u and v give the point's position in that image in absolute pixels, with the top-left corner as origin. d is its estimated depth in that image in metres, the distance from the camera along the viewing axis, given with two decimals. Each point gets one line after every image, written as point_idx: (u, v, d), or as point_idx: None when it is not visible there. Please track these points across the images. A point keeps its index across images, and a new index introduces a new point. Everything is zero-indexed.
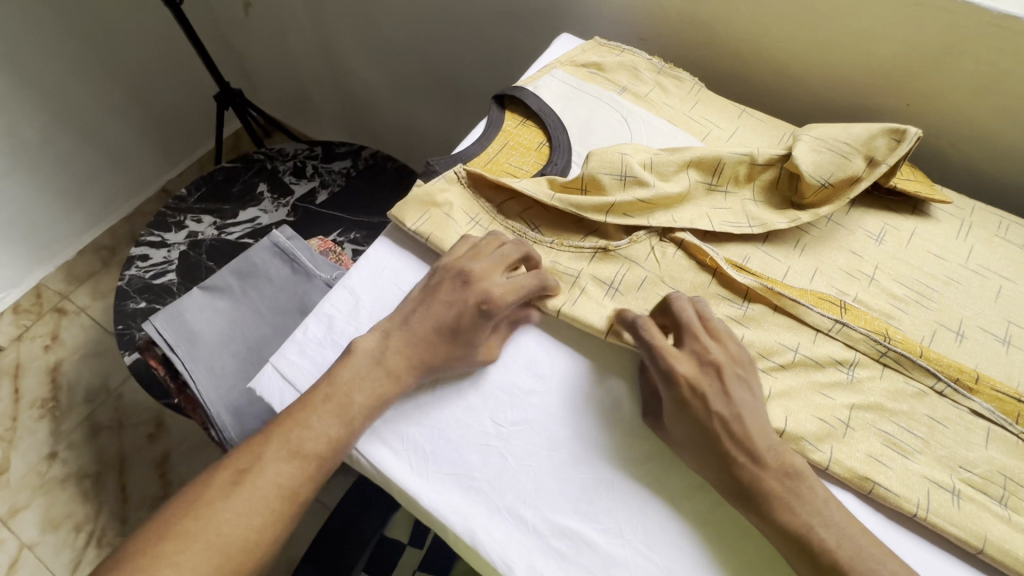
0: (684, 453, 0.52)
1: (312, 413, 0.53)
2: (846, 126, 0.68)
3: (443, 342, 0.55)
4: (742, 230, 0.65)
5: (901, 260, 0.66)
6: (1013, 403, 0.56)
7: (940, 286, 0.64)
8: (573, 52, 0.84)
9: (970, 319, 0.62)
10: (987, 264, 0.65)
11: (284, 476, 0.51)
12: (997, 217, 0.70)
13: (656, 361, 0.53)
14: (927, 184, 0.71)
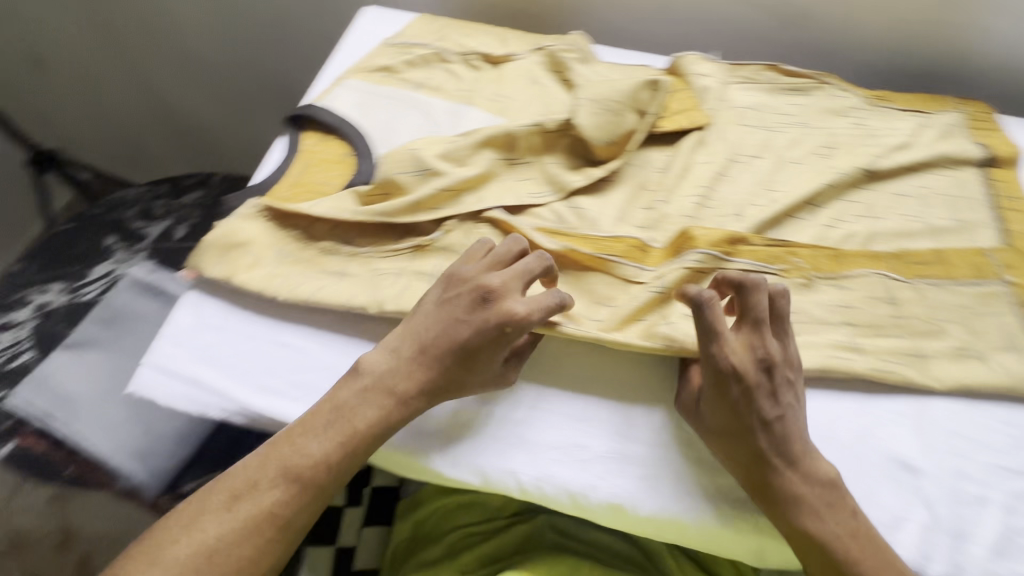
0: (712, 435, 0.55)
1: (349, 413, 0.54)
2: (614, 82, 0.72)
3: (416, 363, 0.56)
4: (546, 199, 0.69)
5: (689, 179, 0.71)
6: (763, 250, 0.65)
7: (722, 159, 0.73)
8: (363, 59, 0.83)
9: (742, 198, 0.70)
10: (752, 122, 0.78)
11: (226, 514, 0.51)
12: (755, 89, 0.81)
13: (733, 351, 0.54)
14: (689, 109, 0.77)
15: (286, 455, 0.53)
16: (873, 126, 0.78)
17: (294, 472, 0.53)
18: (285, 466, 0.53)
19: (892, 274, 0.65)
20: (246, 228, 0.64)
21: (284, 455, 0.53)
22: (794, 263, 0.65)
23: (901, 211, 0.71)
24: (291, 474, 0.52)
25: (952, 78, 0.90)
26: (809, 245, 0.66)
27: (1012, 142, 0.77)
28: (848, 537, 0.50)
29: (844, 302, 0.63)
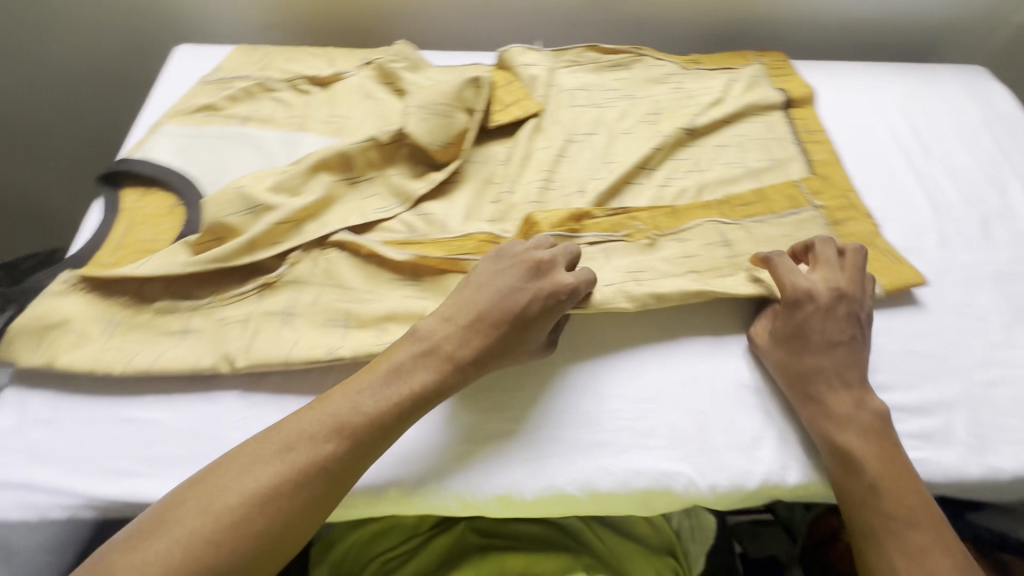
0: (779, 351, 0.58)
1: (411, 360, 0.53)
2: (438, 85, 0.73)
3: (498, 329, 0.55)
4: (393, 212, 0.69)
5: (529, 167, 0.74)
6: (607, 220, 0.69)
7: (559, 143, 0.76)
8: (180, 102, 0.78)
9: (582, 175, 0.74)
10: (583, 103, 0.81)
11: (276, 466, 0.47)
12: (580, 71, 0.86)
13: (803, 281, 0.60)
14: (520, 99, 0.80)
15: (337, 412, 0.50)
16: (689, 88, 0.85)
17: (346, 431, 0.50)
18: (337, 422, 0.50)
19: (723, 218, 0.70)
20: (62, 305, 0.59)
21: (338, 412, 0.50)
22: (635, 226, 0.68)
23: (723, 161, 0.77)
24: (346, 433, 0.49)
25: (753, 34, 0.99)
26: (646, 207, 0.71)
27: (805, 84, 0.87)
28: (881, 462, 0.53)
29: (685, 253, 0.66)
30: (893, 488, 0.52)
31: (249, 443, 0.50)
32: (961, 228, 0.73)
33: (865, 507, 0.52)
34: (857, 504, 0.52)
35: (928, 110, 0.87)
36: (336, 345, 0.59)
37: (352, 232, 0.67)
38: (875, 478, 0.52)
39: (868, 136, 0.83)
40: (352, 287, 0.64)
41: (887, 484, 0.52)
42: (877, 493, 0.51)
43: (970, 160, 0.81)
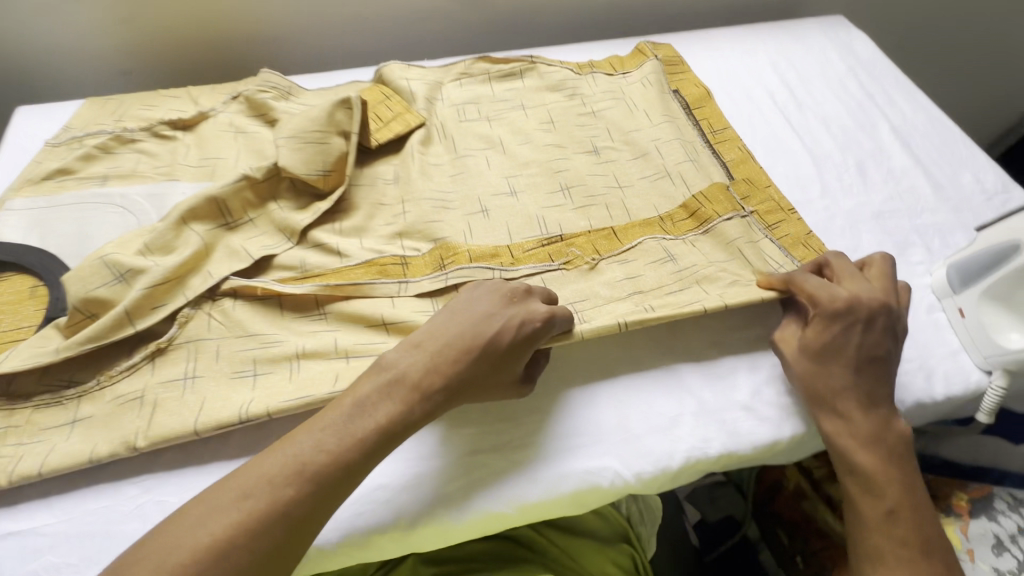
0: (808, 364, 0.56)
1: (378, 394, 0.48)
2: (306, 112, 0.69)
3: (473, 359, 0.50)
4: (285, 249, 0.65)
5: (419, 183, 0.72)
6: (540, 249, 0.66)
7: (445, 158, 0.76)
8: (26, 170, 0.71)
9: (475, 185, 0.72)
10: (469, 116, 0.80)
11: (229, 515, 0.41)
12: (460, 79, 0.84)
13: (836, 293, 0.57)
14: (399, 112, 0.77)
15: (299, 452, 0.44)
16: (571, 78, 0.85)
17: (310, 474, 0.44)
18: (298, 465, 0.44)
19: (665, 233, 0.68)
20: None
21: (298, 453, 0.44)
22: (572, 254, 0.66)
23: (613, 146, 0.77)
24: (308, 476, 0.44)
25: (629, 15, 1.01)
26: (585, 231, 0.68)
27: (679, 57, 0.88)
28: (901, 486, 0.53)
29: (625, 276, 0.64)
30: (911, 513, 0.52)
31: (202, 495, 0.43)
32: (840, 174, 0.76)
33: (879, 531, 0.51)
34: (869, 526, 0.52)
35: (799, 66, 0.90)
36: (246, 402, 0.54)
37: (241, 277, 0.62)
38: (893, 502, 0.52)
39: (747, 99, 0.85)
40: (262, 332, 0.58)
41: (907, 510, 0.52)
42: (891, 519, 0.51)
43: (842, 108, 0.84)
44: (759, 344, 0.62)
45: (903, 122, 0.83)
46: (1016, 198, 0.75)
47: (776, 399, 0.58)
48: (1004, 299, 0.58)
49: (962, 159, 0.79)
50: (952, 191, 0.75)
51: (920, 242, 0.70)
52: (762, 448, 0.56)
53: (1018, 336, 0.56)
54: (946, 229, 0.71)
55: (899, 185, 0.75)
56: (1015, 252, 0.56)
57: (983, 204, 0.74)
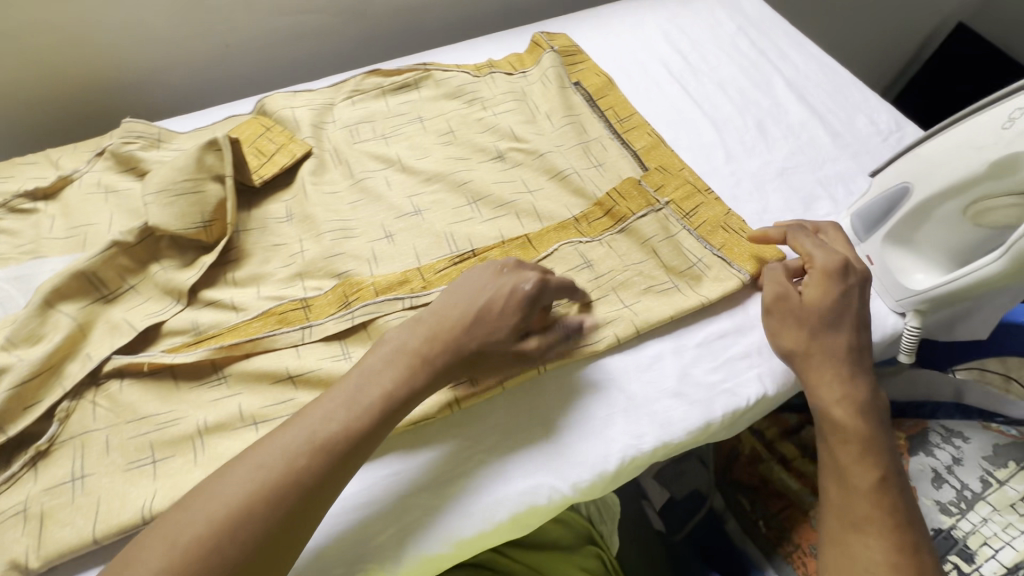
0: (807, 320, 0.56)
1: (384, 366, 0.48)
2: (170, 162, 0.64)
3: (477, 324, 0.51)
4: (173, 312, 0.60)
5: (313, 215, 0.68)
6: (449, 268, 0.63)
7: (342, 184, 0.71)
8: None
9: (375, 211, 0.69)
10: (360, 136, 0.76)
11: (245, 483, 0.40)
12: (349, 97, 0.80)
13: (830, 252, 0.59)
14: (281, 143, 0.72)
15: (308, 425, 0.44)
16: (462, 79, 0.81)
17: (322, 442, 0.43)
18: (310, 436, 0.43)
19: (580, 237, 0.66)
20: None
21: (310, 428, 0.44)
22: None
23: (513, 144, 0.75)
24: (323, 449, 0.43)
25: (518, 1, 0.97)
26: (497, 243, 0.65)
27: (572, 41, 0.86)
28: (887, 456, 0.52)
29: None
30: (897, 485, 0.51)
31: (222, 469, 0.42)
32: (742, 137, 0.76)
33: (866, 498, 0.50)
34: (860, 496, 0.50)
35: (690, 32, 0.89)
36: (148, 494, 0.49)
37: (127, 354, 0.57)
38: (881, 471, 0.51)
39: (643, 74, 0.84)
40: (151, 414, 0.54)
41: (893, 479, 0.51)
42: (879, 488, 0.50)
43: (737, 68, 0.84)
44: (684, 323, 0.61)
45: (796, 74, 0.83)
46: (910, 134, 0.76)
47: (705, 379, 0.57)
48: (906, 240, 0.58)
49: (855, 103, 0.79)
50: (849, 137, 0.75)
51: (826, 194, 0.70)
52: (697, 431, 0.55)
53: (923, 276, 0.56)
54: (849, 176, 0.72)
55: (799, 138, 0.75)
56: (903, 199, 0.55)
57: (880, 146, 0.75)
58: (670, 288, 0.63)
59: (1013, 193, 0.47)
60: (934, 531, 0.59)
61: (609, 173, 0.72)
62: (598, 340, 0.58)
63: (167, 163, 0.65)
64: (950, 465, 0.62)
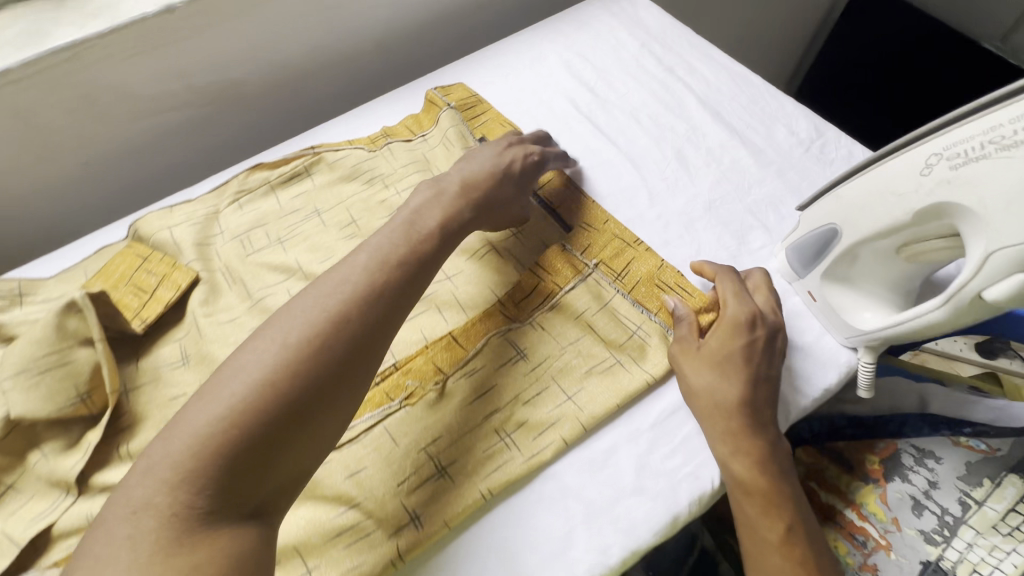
0: (709, 369, 0.54)
1: (438, 199, 0.57)
2: (24, 333, 0.54)
3: (503, 172, 0.63)
4: (60, 510, 0.52)
5: (213, 354, 0.60)
6: (371, 392, 0.57)
7: (241, 307, 0.64)
8: None
9: None
10: (254, 244, 0.69)
11: (325, 297, 0.45)
12: (233, 200, 0.72)
13: (743, 304, 0.57)
14: (162, 273, 0.64)
15: (382, 248, 0.50)
16: (356, 156, 0.75)
17: (392, 265, 0.49)
18: (383, 258, 0.49)
19: (508, 324, 0.61)
20: None
21: (379, 249, 0.49)
22: (411, 387, 0.57)
23: None
24: (395, 265, 0.49)
25: (407, 49, 0.89)
26: (420, 349, 0.59)
27: (469, 90, 0.79)
28: (792, 505, 0.50)
29: (475, 396, 0.57)
30: (804, 539, 0.49)
31: (305, 291, 0.46)
32: (664, 171, 0.71)
33: (775, 552, 0.48)
34: (768, 549, 0.48)
35: (593, 59, 0.84)
36: None
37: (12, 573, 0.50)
38: (787, 522, 0.49)
39: (550, 115, 0.78)
40: None
41: (801, 530, 0.49)
42: (787, 540, 0.48)
43: (647, 93, 0.79)
44: (632, 404, 0.57)
45: (706, 90, 0.79)
46: (832, 139, 0.73)
47: (664, 467, 0.53)
48: (845, 278, 0.54)
49: (771, 113, 0.76)
50: (772, 153, 0.72)
51: (758, 223, 0.67)
52: (665, 530, 0.50)
53: (871, 314, 0.53)
54: (777, 198, 0.68)
55: (721, 164, 0.71)
56: (835, 238, 0.52)
57: (804, 157, 0.71)
58: (612, 367, 0.58)
59: (944, 237, 0.44)
60: (923, 565, 0.57)
61: (530, 240, 0.67)
62: (543, 448, 0.54)
63: (22, 334, 0.55)
64: (928, 491, 0.60)
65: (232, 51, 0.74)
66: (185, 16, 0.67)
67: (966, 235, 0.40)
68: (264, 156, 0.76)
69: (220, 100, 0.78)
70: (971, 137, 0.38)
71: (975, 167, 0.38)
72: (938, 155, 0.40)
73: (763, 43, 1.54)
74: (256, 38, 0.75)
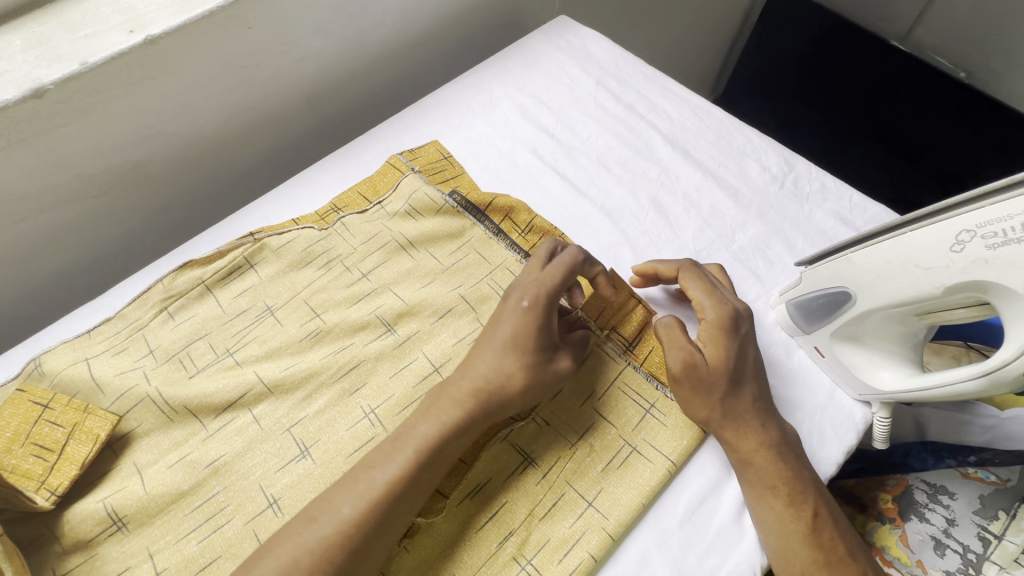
0: (715, 383, 0.52)
1: (433, 409, 0.48)
2: None
3: (502, 357, 0.50)
4: None
5: (158, 515, 0.50)
6: None
7: (184, 448, 0.53)
8: None
9: (236, 480, 0.52)
10: (191, 363, 0.57)
11: (301, 549, 0.40)
12: (155, 312, 0.60)
13: (722, 301, 0.55)
14: (70, 424, 0.51)
15: (375, 476, 0.44)
16: (306, 240, 0.64)
17: (385, 496, 0.43)
18: (373, 488, 0.44)
19: (512, 423, 0.53)
20: None
21: (368, 484, 0.44)
22: (412, 520, 0.48)
23: (395, 313, 0.60)
24: (385, 497, 0.43)
25: (338, 100, 0.80)
26: None
27: (428, 147, 0.72)
28: (817, 490, 0.50)
29: (488, 518, 0.50)
30: (836, 533, 0.49)
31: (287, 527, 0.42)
32: (643, 224, 0.67)
33: (812, 548, 0.48)
34: (804, 546, 0.48)
35: (549, 100, 0.78)
36: None
37: None
38: (813, 509, 0.49)
39: (514, 170, 0.72)
40: None
41: (825, 515, 0.49)
42: (818, 531, 0.48)
43: (611, 135, 0.74)
44: (656, 499, 0.52)
45: (671, 128, 0.75)
46: (803, 172, 0.71)
47: (702, 570, 0.49)
48: (857, 338, 0.52)
49: (740, 147, 0.73)
50: (748, 193, 0.69)
51: (749, 272, 0.63)
52: None
53: (889, 374, 0.51)
54: (763, 243, 0.65)
55: (701, 209, 0.68)
56: (850, 302, 0.50)
57: (779, 194, 0.69)
58: (630, 459, 0.53)
59: (968, 306, 0.44)
60: None
61: None
62: (571, 571, 0.47)
63: None
64: (947, 529, 0.59)
65: (126, 131, 0.62)
66: (59, 99, 0.55)
67: (1004, 313, 0.41)
68: (190, 251, 0.65)
69: (119, 188, 0.65)
70: (1006, 217, 0.39)
71: (1014, 248, 0.38)
72: (970, 232, 0.40)
73: (693, 51, 1.54)
74: (157, 112, 0.63)
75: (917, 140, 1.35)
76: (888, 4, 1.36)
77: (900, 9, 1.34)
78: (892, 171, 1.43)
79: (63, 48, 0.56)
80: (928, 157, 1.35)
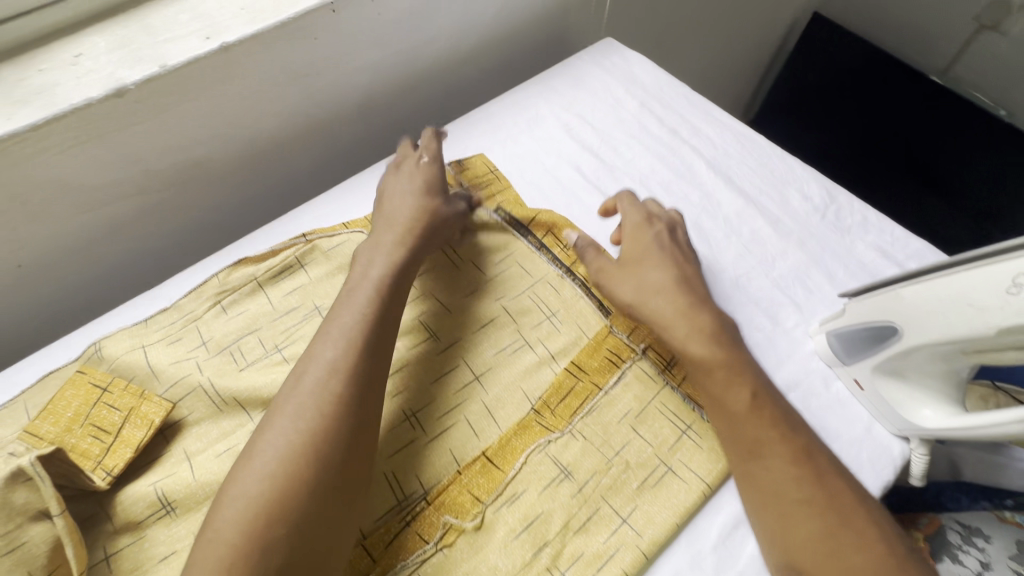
0: (640, 274, 0.59)
1: (374, 257, 0.58)
2: None
3: (421, 203, 0.63)
4: None
5: (205, 502, 0.51)
6: (404, 535, 0.50)
7: (231, 438, 0.55)
8: None
9: None
10: (241, 357, 0.59)
11: (282, 428, 0.44)
12: (209, 305, 0.62)
13: (637, 207, 0.65)
14: (126, 408, 0.54)
15: (325, 358, 0.48)
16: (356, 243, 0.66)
17: (341, 368, 0.48)
18: (331, 363, 0.48)
19: (549, 435, 0.55)
20: None
21: (318, 364, 0.48)
22: (449, 523, 0.50)
23: (438, 319, 0.62)
24: (340, 376, 0.47)
25: (388, 110, 0.82)
26: (453, 477, 0.52)
27: (478, 161, 0.73)
28: (762, 381, 0.53)
29: (523, 528, 0.50)
30: (792, 422, 0.51)
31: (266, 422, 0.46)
32: None
33: (770, 431, 0.50)
34: (766, 433, 0.50)
35: (594, 120, 0.80)
36: None
37: None
38: (752, 388, 0.51)
39: (557, 186, 0.73)
40: None
41: (765, 393, 0.52)
42: (770, 415, 0.51)
43: (654, 157, 0.76)
44: (689, 520, 0.52)
45: (713, 154, 0.76)
46: (845, 204, 0.71)
47: None
48: (899, 373, 0.52)
49: (781, 176, 0.74)
50: (789, 221, 0.70)
51: (788, 299, 0.64)
52: None
53: (931, 412, 0.52)
54: (803, 272, 0.66)
55: (741, 235, 0.69)
56: (894, 337, 0.51)
57: (820, 225, 0.69)
58: (665, 478, 0.53)
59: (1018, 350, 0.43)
60: None
61: (567, 327, 0.62)
62: None
63: None
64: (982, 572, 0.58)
65: (194, 130, 0.65)
66: (138, 98, 0.58)
67: None
68: (244, 248, 0.68)
69: (181, 184, 0.68)
70: None
71: None
72: None
73: (728, 77, 1.56)
74: (222, 114, 0.66)
75: (951, 176, 1.34)
76: (928, 39, 1.36)
77: (939, 45, 1.35)
78: (922, 206, 1.42)
79: (144, 51, 0.59)
80: (960, 191, 1.34)
